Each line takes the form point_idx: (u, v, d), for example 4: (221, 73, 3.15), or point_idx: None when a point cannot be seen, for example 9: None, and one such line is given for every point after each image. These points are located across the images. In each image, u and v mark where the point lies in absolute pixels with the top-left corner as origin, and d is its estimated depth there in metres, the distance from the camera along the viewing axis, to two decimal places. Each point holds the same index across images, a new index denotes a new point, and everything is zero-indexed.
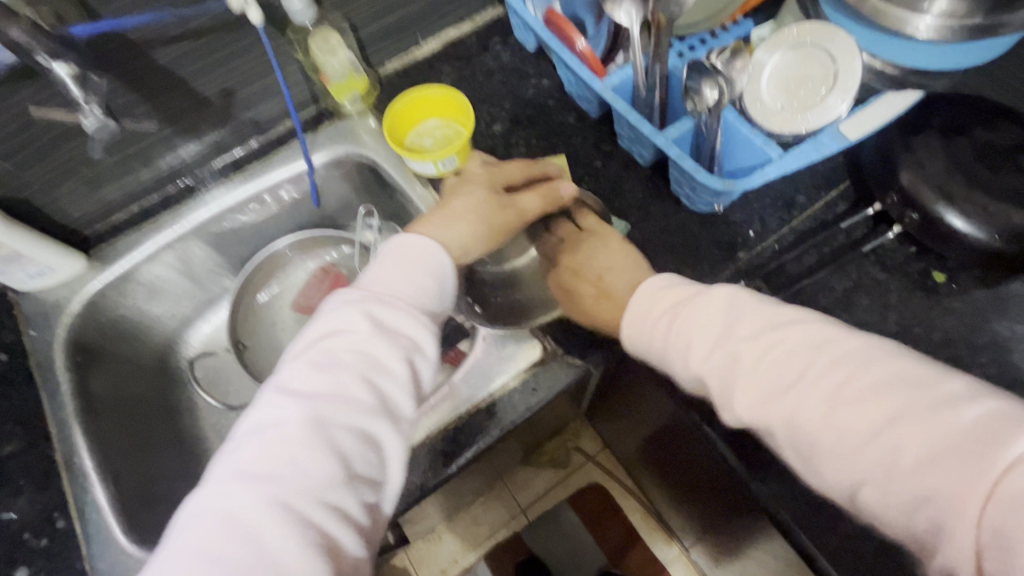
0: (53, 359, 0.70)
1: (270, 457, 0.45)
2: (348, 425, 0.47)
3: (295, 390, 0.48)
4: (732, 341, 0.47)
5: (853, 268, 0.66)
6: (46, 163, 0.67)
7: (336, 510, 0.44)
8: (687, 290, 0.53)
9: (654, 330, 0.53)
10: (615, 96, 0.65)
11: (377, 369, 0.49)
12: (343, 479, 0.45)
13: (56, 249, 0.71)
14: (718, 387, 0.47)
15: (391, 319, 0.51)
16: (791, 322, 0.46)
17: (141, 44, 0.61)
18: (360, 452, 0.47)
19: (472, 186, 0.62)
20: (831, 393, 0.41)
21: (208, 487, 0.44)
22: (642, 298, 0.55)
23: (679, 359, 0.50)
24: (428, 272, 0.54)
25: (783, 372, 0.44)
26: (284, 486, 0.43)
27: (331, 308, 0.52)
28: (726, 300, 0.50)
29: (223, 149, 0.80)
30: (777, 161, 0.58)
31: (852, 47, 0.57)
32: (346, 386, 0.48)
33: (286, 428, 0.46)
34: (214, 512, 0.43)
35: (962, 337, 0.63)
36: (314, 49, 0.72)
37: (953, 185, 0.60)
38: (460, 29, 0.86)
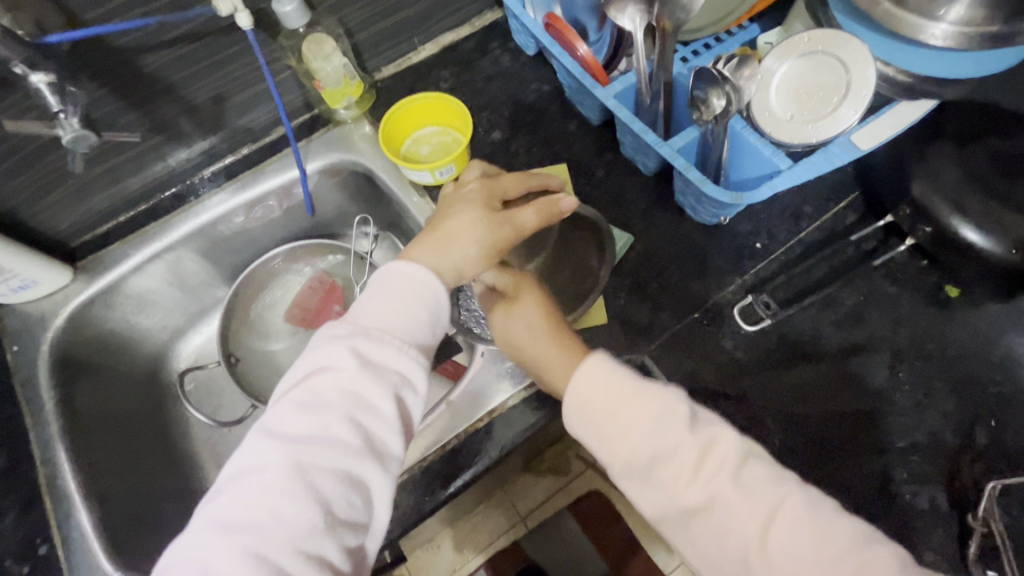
0: (39, 376, 0.68)
1: (250, 505, 0.42)
2: (332, 468, 0.44)
3: (277, 431, 0.45)
4: (679, 437, 0.46)
5: (863, 282, 0.64)
6: (29, 175, 0.64)
7: (317, 559, 0.42)
8: (626, 381, 0.49)
9: (598, 402, 0.49)
10: (618, 105, 0.63)
11: (363, 408, 0.46)
12: (326, 528, 0.43)
13: (40, 262, 0.68)
14: (682, 466, 0.45)
15: (379, 354, 0.48)
16: (723, 428, 0.47)
17: (126, 52, 0.59)
18: (343, 496, 0.44)
19: (465, 202, 0.57)
20: (758, 543, 0.42)
21: (186, 534, 0.43)
22: (576, 399, 0.49)
23: (637, 437, 0.47)
24: (421, 302, 0.51)
25: (689, 490, 0.44)
26: (262, 536, 0.41)
27: (317, 343, 0.49)
28: (670, 401, 0.48)
29: (214, 157, 0.78)
30: (786, 172, 0.56)
31: (865, 55, 0.54)
32: (331, 427, 0.45)
33: (266, 473, 0.43)
34: (190, 564, 0.41)
35: (976, 353, 0.61)
36: (307, 56, 0.70)
37: (967, 199, 0.58)
38: (458, 33, 0.83)
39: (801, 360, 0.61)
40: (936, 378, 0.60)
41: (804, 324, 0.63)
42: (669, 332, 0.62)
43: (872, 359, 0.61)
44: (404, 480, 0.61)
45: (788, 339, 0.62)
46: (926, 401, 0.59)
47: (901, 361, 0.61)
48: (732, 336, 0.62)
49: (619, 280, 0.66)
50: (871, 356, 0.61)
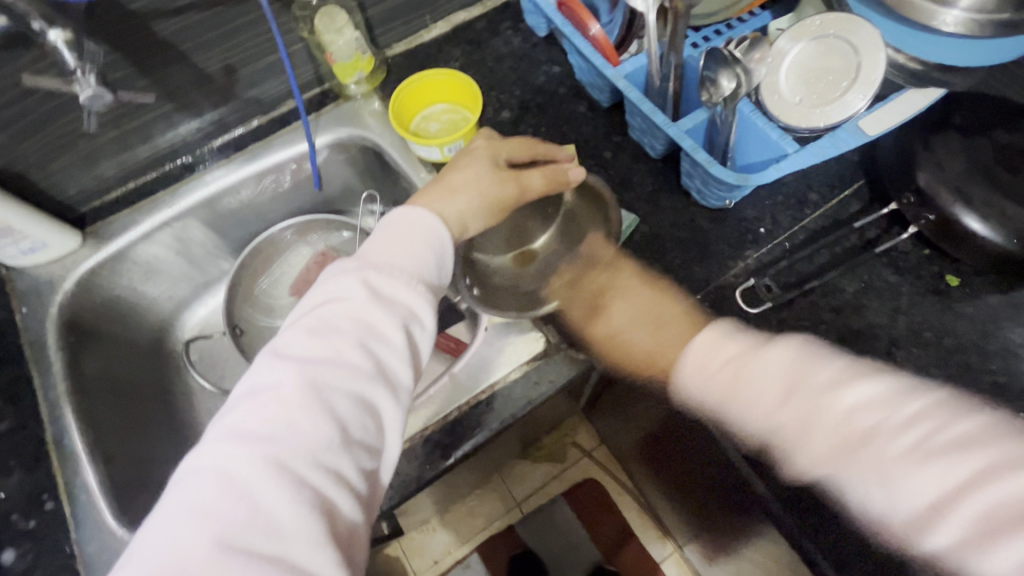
0: (46, 338, 0.69)
1: (268, 418, 0.43)
2: (346, 389, 0.45)
3: (290, 353, 0.46)
4: (786, 410, 0.47)
5: (865, 270, 0.65)
6: (42, 137, 0.65)
7: (332, 472, 0.42)
8: (738, 347, 0.52)
9: (716, 377, 0.51)
10: (628, 85, 0.63)
11: (374, 336, 0.48)
12: (340, 443, 0.43)
13: (48, 224, 0.69)
14: (795, 428, 0.46)
15: (389, 287, 0.50)
16: (831, 365, 0.48)
17: (141, 15, 0.59)
18: (357, 417, 0.45)
19: (474, 159, 0.61)
20: (850, 447, 0.43)
21: (204, 448, 0.43)
22: (693, 369, 0.53)
23: (752, 409, 0.49)
24: (427, 244, 0.53)
25: (780, 413, 0.47)
26: (280, 445, 0.42)
27: (328, 278, 0.51)
28: (786, 356, 0.49)
29: (224, 128, 0.78)
30: (793, 156, 0.56)
31: (875, 40, 0.55)
32: (342, 351, 0.46)
33: (281, 386, 0.44)
34: (212, 471, 0.41)
35: (973, 342, 0.62)
36: (320, 29, 0.70)
37: (973, 188, 0.58)
38: (470, 12, 0.83)
39: None
40: (932, 365, 0.61)
41: (806, 310, 0.63)
42: None
43: (870, 345, 0.61)
44: (405, 449, 0.62)
45: (788, 323, 0.63)
46: None
47: (898, 347, 0.61)
48: (733, 319, 0.63)
49: (622, 260, 0.66)
50: (868, 343, 0.62)
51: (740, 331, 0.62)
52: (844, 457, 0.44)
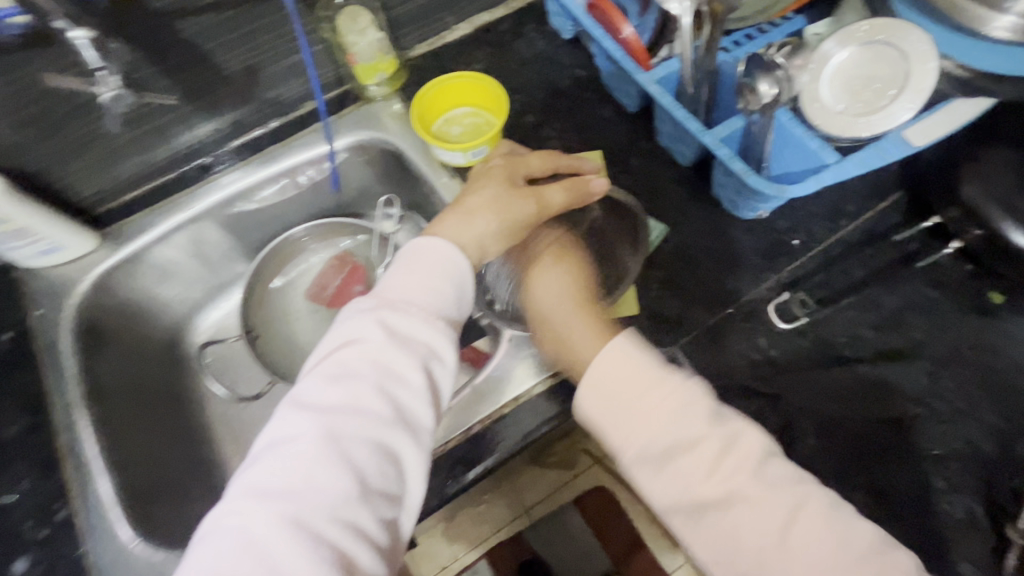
0: (61, 341, 0.68)
1: (287, 473, 0.41)
2: (365, 438, 0.43)
3: (308, 403, 0.45)
4: (699, 431, 0.41)
5: (905, 285, 0.62)
6: (59, 137, 0.64)
7: (354, 528, 0.41)
8: (649, 371, 0.44)
9: (627, 389, 0.43)
10: (661, 91, 0.61)
11: (392, 379, 0.46)
12: (361, 496, 0.42)
13: (64, 226, 0.68)
14: (694, 459, 0.40)
15: (405, 326, 0.48)
16: (733, 422, 0.41)
17: (163, 14, 0.58)
18: (378, 466, 0.43)
19: (489, 178, 0.58)
20: (719, 503, 0.39)
21: (224, 504, 0.41)
22: (593, 400, 0.44)
23: (660, 426, 0.42)
24: (447, 278, 0.51)
25: (706, 486, 0.40)
26: (301, 501, 0.40)
27: (345, 319, 0.49)
28: (690, 395, 0.42)
29: (242, 129, 0.77)
30: (834, 167, 0.54)
31: (926, 47, 0.52)
32: (361, 398, 0.45)
33: (298, 438, 0.43)
34: (233, 529, 0.40)
35: (1018, 363, 0.59)
36: (342, 29, 0.69)
37: (1022, 203, 0.56)
38: (493, 14, 0.81)
39: (837, 362, 0.59)
40: (976, 387, 0.59)
41: (842, 327, 0.61)
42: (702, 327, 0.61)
43: (911, 365, 0.59)
44: None
45: (824, 340, 0.60)
46: (965, 410, 0.58)
47: (940, 368, 0.59)
48: (767, 335, 0.60)
49: (652, 271, 0.64)
50: (909, 362, 0.59)
51: (775, 347, 0.60)
52: (710, 493, 0.39)
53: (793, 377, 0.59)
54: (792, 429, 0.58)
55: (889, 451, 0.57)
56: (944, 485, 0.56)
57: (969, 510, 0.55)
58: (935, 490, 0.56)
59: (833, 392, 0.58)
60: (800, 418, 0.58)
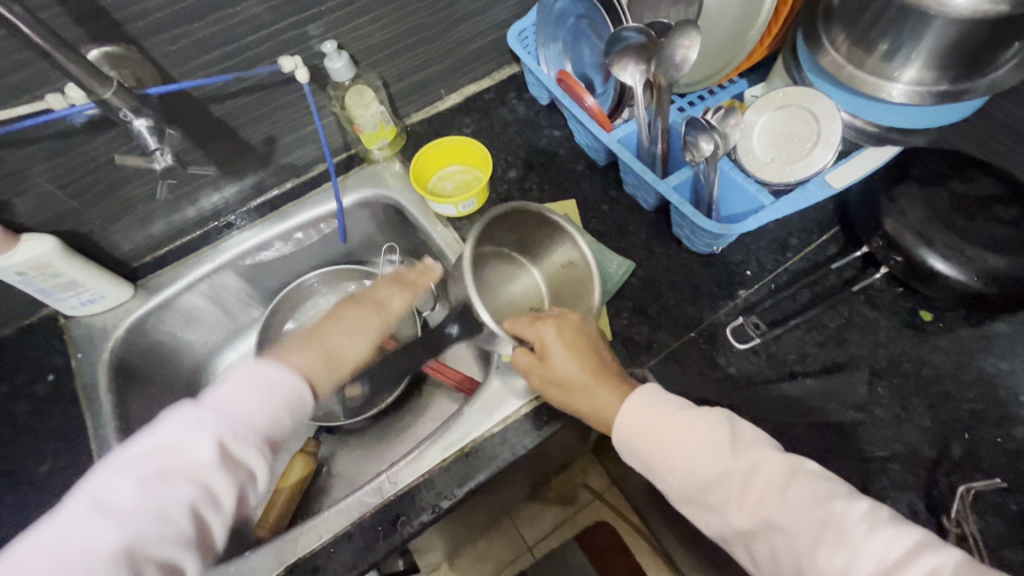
0: (99, 381, 0.76)
1: (121, 501, 0.47)
2: (182, 486, 0.49)
3: (165, 440, 0.50)
4: (729, 462, 0.52)
5: (845, 306, 0.71)
6: (108, 203, 0.74)
7: (154, 565, 0.46)
8: (666, 408, 0.57)
9: (651, 429, 0.56)
10: (621, 148, 0.72)
11: (206, 483, 0.50)
12: (171, 538, 0.47)
13: (107, 278, 0.77)
14: (728, 491, 0.52)
15: (274, 386, 0.55)
16: (764, 450, 0.52)
17: (203, 100, 0.70)
18: (189, 515, 0.49)
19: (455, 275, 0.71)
20: (776, 525, 0.49)
21: (60, 518, 0.46)
22: (632, 422, 0.57)
23: (697, 461, 0.54)
24: (318, 350, 0.60)
25: (743, 514, 0.51)
26: (115, 531, 0.45)
27: (206, 371, 0.56)
28: (719, 421, 0.55)
29: (261, 190, 0.88)
30: (770, 207, 0.64)
31: (832, 109, 0.64)
32: (178, 493, 0.48)
33: (126, 490, 0.47)
34: (67, 542, 0.44)
35: (949, 372, 0.67)
36: (350, 104, 0.80)
37: (934, 233, 0.65)
38: (480, 85, 0.94)
39: (788, 377, 0.67)
40: (911, 393, 0.66)
41: (791, 345, 0.69)
42: (667, 349, 0.69)
43: (853, 377, 0.67)
44: (425, 480, 0.67)
45: (776, 357, 0.68)
46: (903, 415, 0.65)
47: (879, 378, 0.67)
48: (725, 354, 0.69)
49: (622, 301, 0.73)
50: (852, 375, 0.67)
51: (732, 364, 0.68)
52: (791, 518, 0.49)
53: (750, 390, 0.66)
54: None
55: (831, 451, 0.63)
56: (889, 484, 0.61)
57: (911, 507, 0.60)
58: (879, 486, 0.62)
59: (783, 402, 0.65)
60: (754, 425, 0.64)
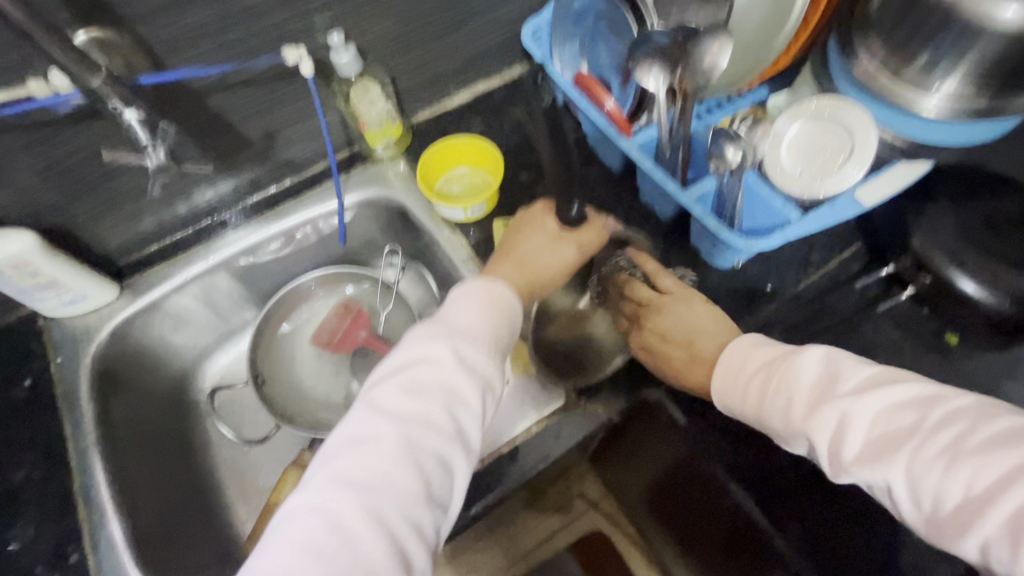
0: (78, 387, 0.71)
1: (369, 470, 0.46)
2: (433, 449, 0.48)
3: (383, 409, 0.49)
4: (814, 385, 0.49)
5: (869, 326, 0.68)
6: (94, 198, 0.69)
7: (415, 527, 0.45)
8: (768, 354, 0.54)
9: (746, 378, 0.54)
10: (642, 155, 0.69)
11: (457, 400, 0.50)
12: (423, 498, 0.46)
13: (89, 277, 0.72)
14: (786, 420, 0.50)
15: (472, 354, 0.53)
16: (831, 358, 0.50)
17: (199, 91, 0.65)
18: (440, 477, 0.48)
19: (535, 227, 0.71)
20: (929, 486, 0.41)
21: (307, 489, 0.46)
22: (722, 380, 0.55)
23: (772, 419, 0.51)
24: (503, 315, 0.56)
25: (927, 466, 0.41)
26: (377, 497, 0.45)
27: (416, 339, 0.53)
28: (819, 357, 0.51)
29: (258, 187, 0.83)
30: (797, 223, 0.61)
31: (865, 121, 0.61)
32: (431, 412, 0.49)
33: (357, 465, 0.46)
34: (312, 513, 0.44)
35: (978, 398, 0.64)
36: (354, 99, 0.77)
37: (965, 253, 0.63)
38: (490, 83, 0.90)
39: None
40: None
41: None
42: None
43: None
44: None
45: None
46: None
47: None
48: None
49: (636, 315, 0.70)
50: None
51: None
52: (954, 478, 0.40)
53: None
54: (772, 462, 0.62)
55: None
56: None
57: None
58: None
59: None
60: (780, 452, 0.62)
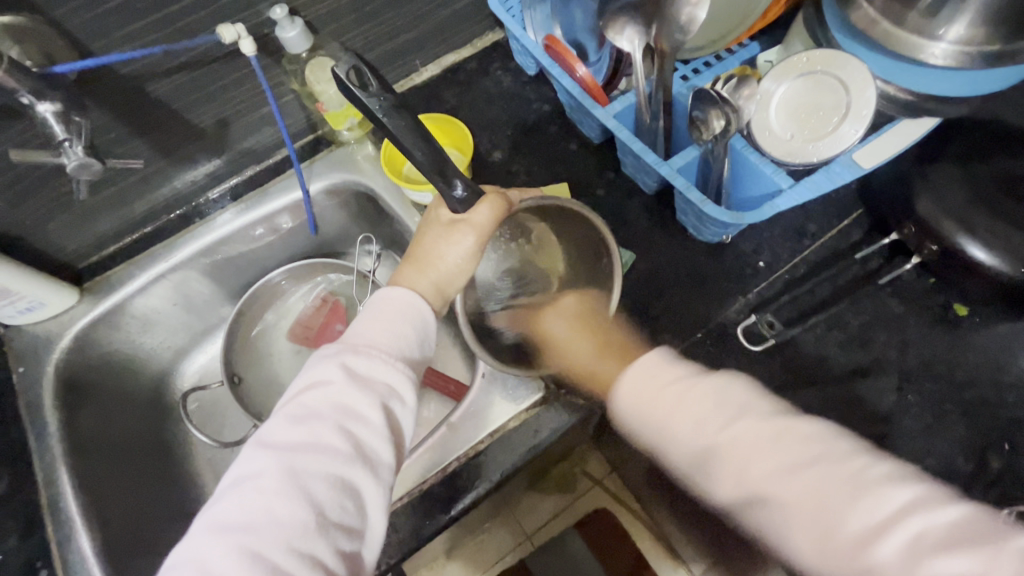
0: (43, 398, 0.69)
1: (250, 510, 0.45)
2: (324, 474, 0.47)
3: (269, 442, 0.49)
4: (715, 436, 0.44)
5: (871, 301, 0.63)
6: (37, 200, 0.65)
7: (309, 559, 0.44)
8: (675, 376, 0.47)
9: (656, 405, 0.47)
10: (618, 125, 0.62)
11: (352, 418, 0.49)
12: (316, 528, 0.45)
13: (44, 283, 0.69)
14: (716, 462, 0.43)
15: (368, 367, 0.52)
16: (750, 415, 0.44)
17: (133, 78, 0.60)
18: (336, 501, 0.47)
19: (432, 226, 0.60)
20: (804, 519, 0.40)
21: (189, 539, 0.46)
22: (631, 399, 0.48)
23: (681, 430, 0.45)
24: (407, 321, 0.55)
25: (790, 492, 0.40)
26: (258, 537, 0.44)
27: (310, 363, 0.53)
28: (716, 388, 0.46)
29: (219, 179, 0.78)
30: (789, 192, 0.56)
31: (864, 74, 0.54)
32: (320, 436, 0.48)
33: (239, 505, 0.46)
34: (192, 563, 0.44)
35: (986, 375, 0.60)
36: (310, 79, 0.70)
37: (975, 218, 0.57)
38: (460, 54, 0.84)
39: (807, 382, 0.60)
40: (945, 401, 0.59)
41: (809, 345, 0.62)
42: None
43: (879, 382, 0.60)
44: (404, 505, 0.60)
45: (793, 360, 0.61)
46: (936, 424, 0.58)
47: (908, 383, 0.60)
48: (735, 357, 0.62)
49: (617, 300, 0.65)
50: (878, 379, 0.60)
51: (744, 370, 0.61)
52: (860, 557, 0.37)
53: None
54: None
55: None
56: None
57: None
58: None
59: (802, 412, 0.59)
60: None
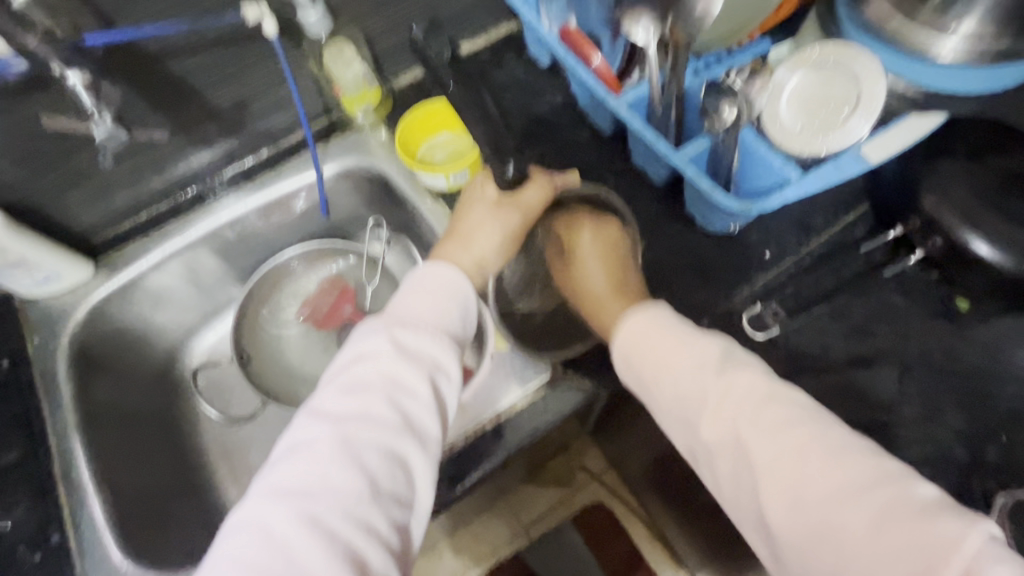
0: (57, 369, 0.70)
1: (307, 476, 0.47)
2: (376, 445, 0.48)
3: (323, 412, 0.50)
4: (710, 381, 0.47)
5: (874, 294, 0.64)
6: (57, 173, 0.66)
7: (364, 526, 0.45)
8: (674, 334, 0.51)
9: (658, 348, 0.51)
10: (632, 114, 0.64)
11: (401, 391, 0.51)
12: (370, 497, 0.46)
13: (62, 256, 0.70)
14: (702, 409, 0.47)
15: (415, 342, 0.53)
16: (750, 369, 0.47)
17: (156, 55, 0.61)
18: (387, 471, 0.48)
19: (474, 202, 0.65)
20: (772, 470, 0.42)
21: (248, 503, 0.47)
22: (632, 337, 0.53)
23: (679, 379, 0.49)
24: (451, 299, 0.57)
25: (762, 448, 0.43)
26: (316, 501, 0.45)
27: (358, 336, 0.54)
28: (715, 350, 0.49)
29: (233, 159, 0.79)
30: (796, 182, 0.57)
31: (875, 68, 0.56)
32: (371, 407, 0.50)
33: (296, 471, 0.47)
34: (252, 526, 0.45)
35: (981, 369, 0.62)
36: (327, 61, 0.72)
37: (979, 211, 0.57)
38: (474, 43, 0.83)
39: (810, 372, 0.62)
40: (941, 393, 0.61)
41: (813, 335, 0.63)
42: None
43: (878, 372, 0.61)
44: None
45: (797, 351, 0.62)
46: (934, 415, 0.60)
47: (908, 375, 0.61)
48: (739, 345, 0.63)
49: None
50: (878, 369, 0.61)
51: None
52: (833, 515, 0.39)
53: None
54: None
55: None
56: None
57: None
58: None
59: None
60: None
